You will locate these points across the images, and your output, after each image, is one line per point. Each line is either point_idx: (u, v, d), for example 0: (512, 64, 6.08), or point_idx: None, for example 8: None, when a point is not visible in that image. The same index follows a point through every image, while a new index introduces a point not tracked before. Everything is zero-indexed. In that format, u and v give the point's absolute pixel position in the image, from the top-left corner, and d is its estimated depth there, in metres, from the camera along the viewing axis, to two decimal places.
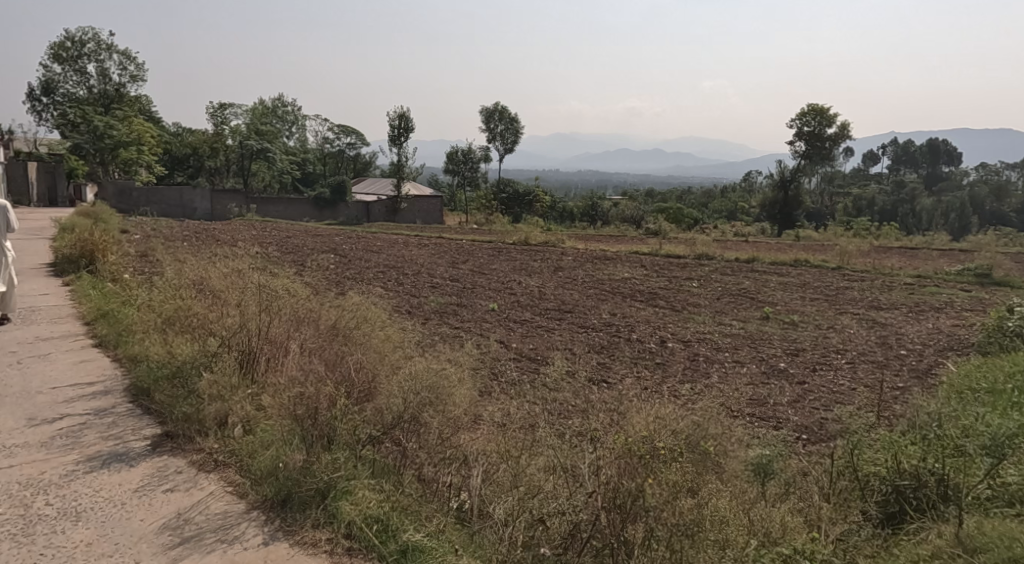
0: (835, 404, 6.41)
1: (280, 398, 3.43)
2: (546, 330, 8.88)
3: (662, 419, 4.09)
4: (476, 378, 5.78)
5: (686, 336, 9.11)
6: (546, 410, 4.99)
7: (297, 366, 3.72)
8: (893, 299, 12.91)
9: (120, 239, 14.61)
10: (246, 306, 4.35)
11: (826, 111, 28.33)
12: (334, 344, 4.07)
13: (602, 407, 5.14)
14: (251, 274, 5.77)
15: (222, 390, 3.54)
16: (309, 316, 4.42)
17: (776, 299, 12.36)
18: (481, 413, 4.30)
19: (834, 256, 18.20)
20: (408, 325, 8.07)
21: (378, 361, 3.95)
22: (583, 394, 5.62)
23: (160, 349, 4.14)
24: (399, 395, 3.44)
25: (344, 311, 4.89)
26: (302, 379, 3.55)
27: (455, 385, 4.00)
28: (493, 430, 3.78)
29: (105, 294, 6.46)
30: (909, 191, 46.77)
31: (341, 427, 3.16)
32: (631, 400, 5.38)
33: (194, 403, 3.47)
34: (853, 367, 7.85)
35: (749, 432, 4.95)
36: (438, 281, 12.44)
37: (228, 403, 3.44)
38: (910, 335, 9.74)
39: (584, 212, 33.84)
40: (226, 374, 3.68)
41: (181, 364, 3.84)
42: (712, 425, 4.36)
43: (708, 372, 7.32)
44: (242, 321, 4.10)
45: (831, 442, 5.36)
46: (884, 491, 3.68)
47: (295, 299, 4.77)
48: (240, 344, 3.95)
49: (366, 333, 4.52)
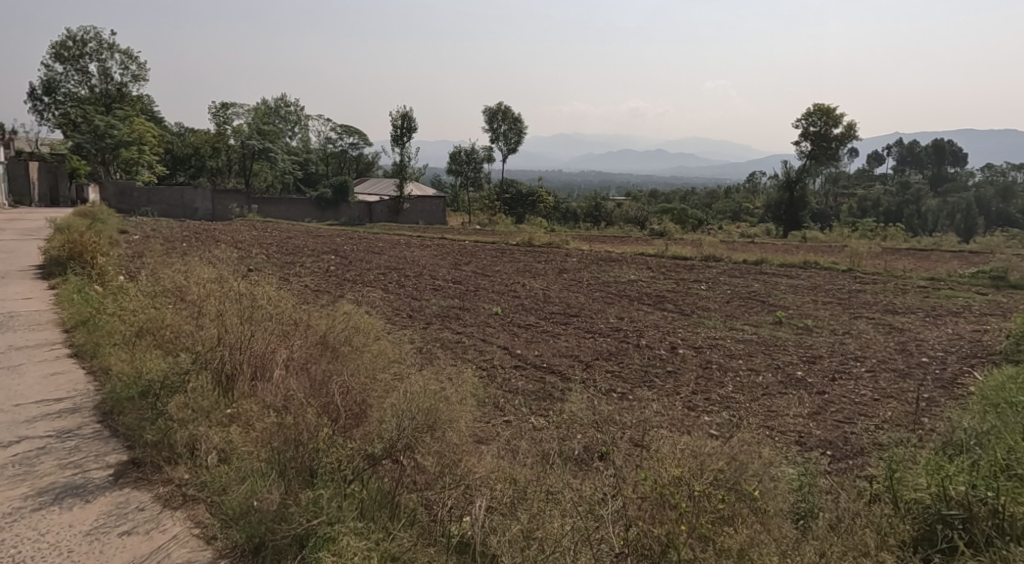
0: (859, 416, 6.06)
1: (258, 424, 3.11)
2: (552, 336, 8.54)
3: (689, 454, 3.82)
4: (478, 395, 5.44)
5: (698, 341, 8.75)
6: (553, 436, 4.65)
7: (278, 386, 3.40)
8: (908, 303, 12.52)
9: (115, 240, 14.27)
10: (227, 316, 4.04)
11: (833, 111, 27.95)
12: (323, 360, 3.76)
13: (609, 433, 4.79)
14: (237, 281, 5.43)
15: (195, 416, 3.22)
16: (296, 328, 4.10)
17: (787, 303, 11.96)
18: (487, 439, 3.98)
19: (845, 258, 17.80)
20: (407, 331, 7.75)
21: (370, 381, 3.63)
22: (590, 415, 5.29)
23: (132, 364, 3.81)
24: (394, 419, 3.14)
25: (335, 319, 4.58)
26: (283, 403, 3.24)
27: (457, 408, 3.70)
28: (501, 456, 3.48)
29: (89, 298, 6.10)
30: (914, 192, 46.35)
31: (324, 460, 2.82)
32: (643, 427, 5.01)
33: (165, 426, 3.16)
34: (874, 376, 7.48)
35: (774, 452, 4.66)
36: (440, 282, 12.11)
37: (202, 428, 3.14)
38: (930, 341, 9.37)
39: (587, 214, 32.79)
40: (199, 396, 3.36)
41: (153, 380, 3.52)
42: (738, 453, 4.07)
43: (722, 381, 6.97)
44: (220, 335, 3.79)
45: (858, 460, 5.05)
46: (930, 521, 3.38)
47: (280, 308, 4.47)
48: (219, 360, 3.64)
49: (357, 348, 4.21)
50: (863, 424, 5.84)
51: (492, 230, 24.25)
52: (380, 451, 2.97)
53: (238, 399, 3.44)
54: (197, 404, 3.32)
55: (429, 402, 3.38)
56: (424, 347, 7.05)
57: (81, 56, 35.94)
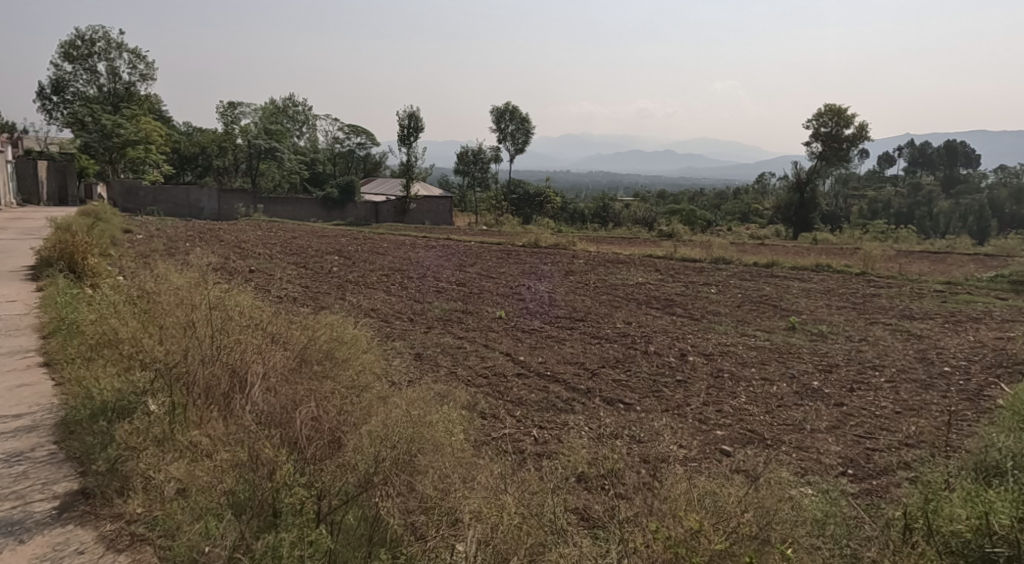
0: (880, 431, 5.72)
1: (217, 455, 2.93)
2: (557, 341, 8.22)
3: (703, 492, 3.56)
4: (473, 417, 5.20)
5: (708, 348, 8.39)
6: (550, 463, 4.43)
7: (246, 412, 3.24)
8: (925, 309, 12.07)
9: (117, 240, 14.06)
10: (196, 327, 3.84)
11: (844, 112, 27.60)
12: (300, 381, 3.56)
13: (606, 458, 4.56)
14: (220, 290, 5.19)
15: (149, 445, 3.06)
16: (274, 342, 3.91)
17: (800, 308, 11.57)
18: (481, 463, 3.75)
19: (858, 260, 17.34)
20: (403, 339, 7.47)
21: (347, 406, 3.44)
22: (587, 436, 5.06)
23: (91, 380, 3.62)
24: (371, 448, 2.95)
25: (318, 333, 4.37)
26: (251, 430, 3.07)
27: (449, 439, 3.49)
28: (496, 482, 3.24)
29: (70, 300, 5.82)
30: (926, 193, 45.76)
31: (285, 498, 2.63)
32: (643, 454, 4.79)
33: (118, 453, 3.01)
34: (894, 387, 7.09)
35: (791, 477, 4.39)
36: (443, 285, 11.80)
37: (159, 457, 2.99)
38: (952, 349, 8.97)
39: (594, 214, 32.41)
40: (158, 419, 3.20)
41: (110, 400, 3.36)
42: (751, 489, 3.80)
43: (735, 391, 6.63)
44: (186, 351, 3.59)
45: (882, 482, 4.74)
46: (972, 559, 3.11)
47: (260, 322, 4.29)
48: (187, 378, 3.46)
49: (339, 372, 4.02)
50: (886, 440, 5.50)
51: (499, 231, 23.94)
52: (357, 491, 2.76)
53: (203, 418, 3.27)
54: (153, 428, 3.17)
55: (412, 433, 3.19)
56: (423, 357, 6.81)
57: (89, 55, 35.93)
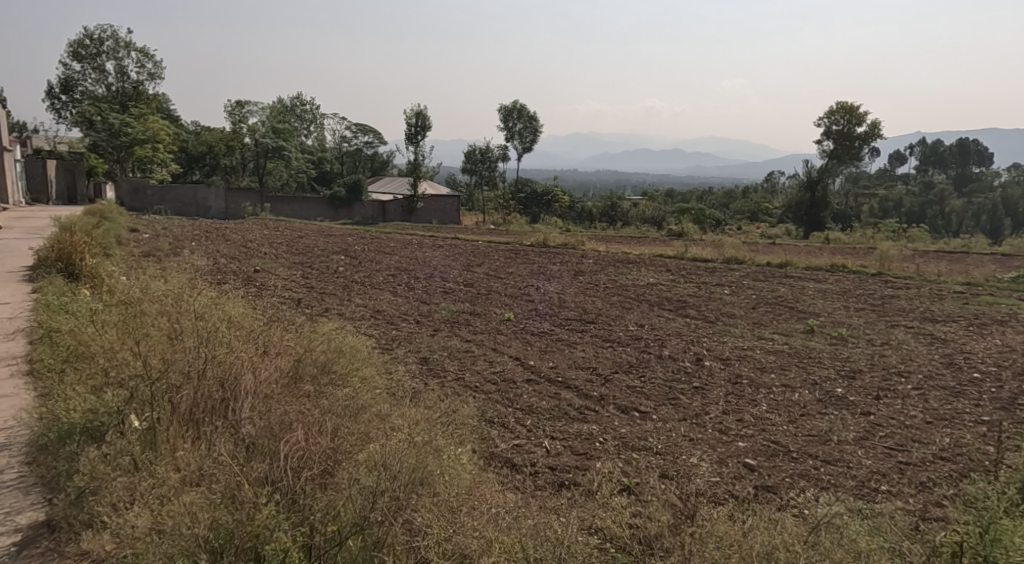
0: (913, 443, 5.40)
1: (192, 490, 2.75)
2: (568, 345, 7.92)
3: (733, 540, 3.32)
4: (478, 428, 4.97)
5: (725, 353, 8.05)
6: (556, 490, 4.22)
7: (225, 439, 3.07)
8: (946, 311, 11.68)
9: (122, 239, 13.93)
10: (181, 342, 3.67)
11: (857, 109, 27.19)
12: (289, 402, 3.38)
13: (614, 482, 4.34)
14: (212, 297, 4.95)
15: (121, 471, 2.88)
16: (266, 358, 3.73)
17: (818, 310, 11.20)
18: (489, 489, 3.52)
19: (873, 261, 16.98)
20: (408, 343, 7.18)
21: (336, 434, 3.26)
22: (594, 451, 4.82)
23: (65, 391, 3.46)
24: (370, 479, 2.84)
25: (314, 346, 4.18)
26: (235, 459, 2.92)
27: (456, 462, 3.34)
28: (507, 517, 3.02)
29: (62, 302, 5.58)
30: (938, 192, 45.02)
31: (269, 545, 2.48)
32: (656, 472, 4.55)
33: (86, 481, 2.81)
34: (923, 395, 6.74)
35: (820, 504, 4.11)
36: (451, 285, 11.53)
37: (131, 485, 2.79)
38: (980, 354, 8.60)
39: (602, 213, 32.18)
40: (131, 441, 3.04)
41: (79, 417, 3.14)
42: (781, 529, 3.55)
43: (755, 399, 6.31)
44: (168, 367, 3.42)
45: (919, 500, 4.45)
46: None
47: (251, 332, 4.11)
48: (171, 393, 3.30)
49: (336, 391, 3.83)
50: (919, 453, 5.19)
51: (507, 230, 23.68)
52: (355, 528, 2.65)
53: (186, 441, 3.09)
54: (127, 454, 2.97)
55: (415, 459, 3.06)
56: (429, 362, 6.56)
57: (98, 54, 35.85)
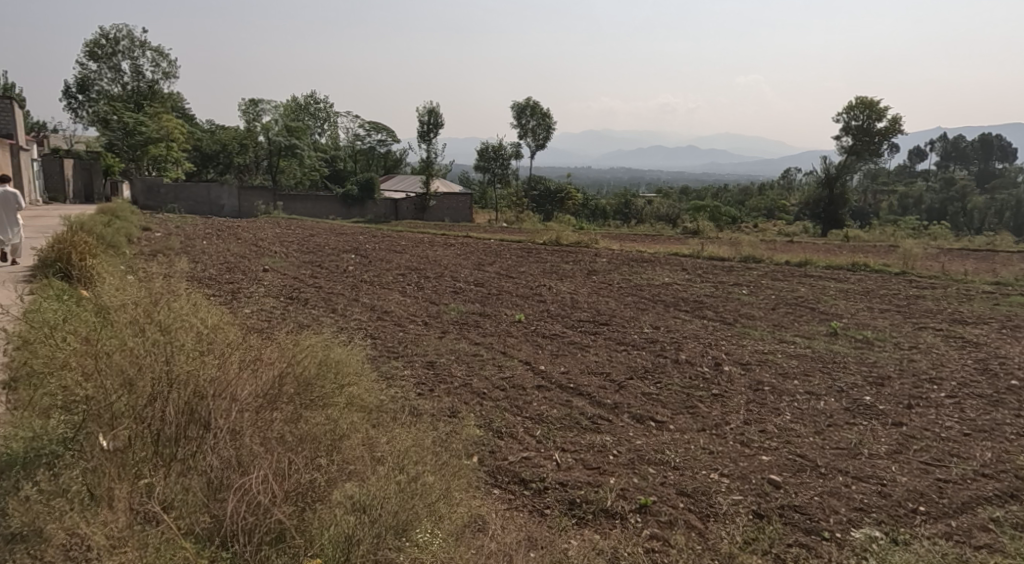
0: (951, 458, 5.02)
1: (135, 544, 2.64)
2: (580, 348, 7.55)
3: None
4: (475, 442, 4.67)
5: (745, 357, 7.66)
6: (554, 512, 3.94)
7: (179, 480, 2.95)
8: (976, 312, 11.18)
9: (132, 238, 13.79)
10: (150, 359, 3.49)
11: (877, 103, 26.62)
12: (257, 434, 3.21)
13: (620, 502, 4.04)
14: (194, 307, 4.70)
15: (65, 510, 2.77)
16: (244, 375, 3.52)
17: (841, 311, 10.75)
18: (476, 531, 3.35)
19: (897, 260, 16.39)
20: (411, 347, 6.84)
21: (304, 474, 3.10)
22: (601, 465, 4.51)
23: (22, 416, 3.32)
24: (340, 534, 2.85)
25: (295, 361, 3.95)
26: (199, 498, 2.88)
27: (436, 512, 3.22)
28: None
29: (52, 305, 5.36)
30: (959, 187, 44.11)
31: None
32: (668, 489, 4.24)
33: (24, 523, 2.70)
34: (959, 404, 6.32)
35: (848, 541, 3.79)
36: (461, 285, 11.21)
37: (73, 524, 2.69)
38: (1015, 359, 8.14)
39: (616, 211, 31.82)
40: (78, 480, 2.90)
41: (24, 450, 3.09)
42: None
43: (778, 408, 5.94)
44: (129, 391, 3.28)
45: (962, 523, 4.10)
46: None
47: (230, 346, 3.92)
48: (130, 420, 3.16)
49: (315, 419, 3.64)
50: (959, 469, 4.81)
51: (520, 229, 23.23)
52: None
53: (144, 473, 3.01)
54: (72, 490, 2.86)
55: (399, 503, 3.04)
56: (433, 368, 6.23)
57: (114, 53, 36.00)
